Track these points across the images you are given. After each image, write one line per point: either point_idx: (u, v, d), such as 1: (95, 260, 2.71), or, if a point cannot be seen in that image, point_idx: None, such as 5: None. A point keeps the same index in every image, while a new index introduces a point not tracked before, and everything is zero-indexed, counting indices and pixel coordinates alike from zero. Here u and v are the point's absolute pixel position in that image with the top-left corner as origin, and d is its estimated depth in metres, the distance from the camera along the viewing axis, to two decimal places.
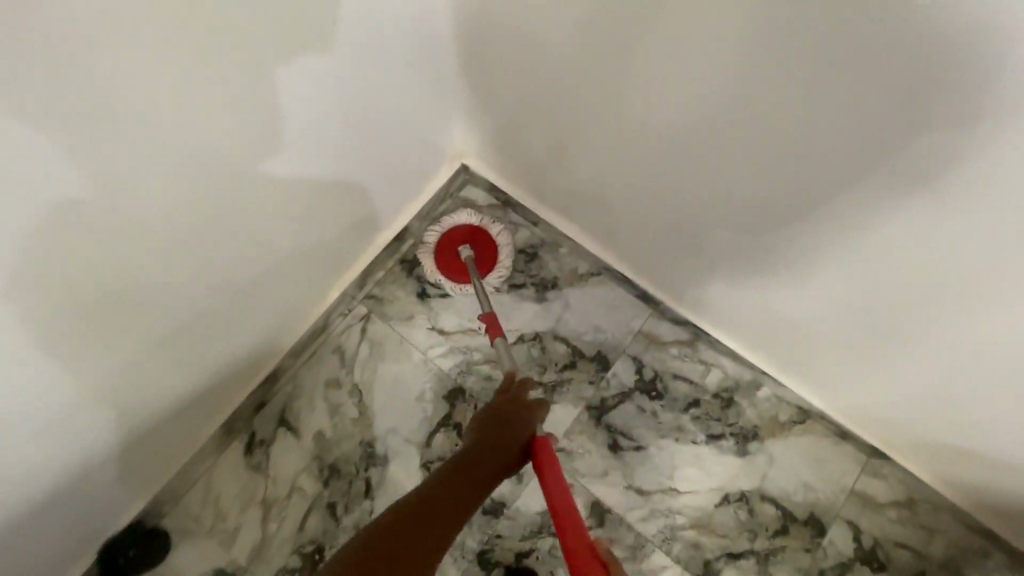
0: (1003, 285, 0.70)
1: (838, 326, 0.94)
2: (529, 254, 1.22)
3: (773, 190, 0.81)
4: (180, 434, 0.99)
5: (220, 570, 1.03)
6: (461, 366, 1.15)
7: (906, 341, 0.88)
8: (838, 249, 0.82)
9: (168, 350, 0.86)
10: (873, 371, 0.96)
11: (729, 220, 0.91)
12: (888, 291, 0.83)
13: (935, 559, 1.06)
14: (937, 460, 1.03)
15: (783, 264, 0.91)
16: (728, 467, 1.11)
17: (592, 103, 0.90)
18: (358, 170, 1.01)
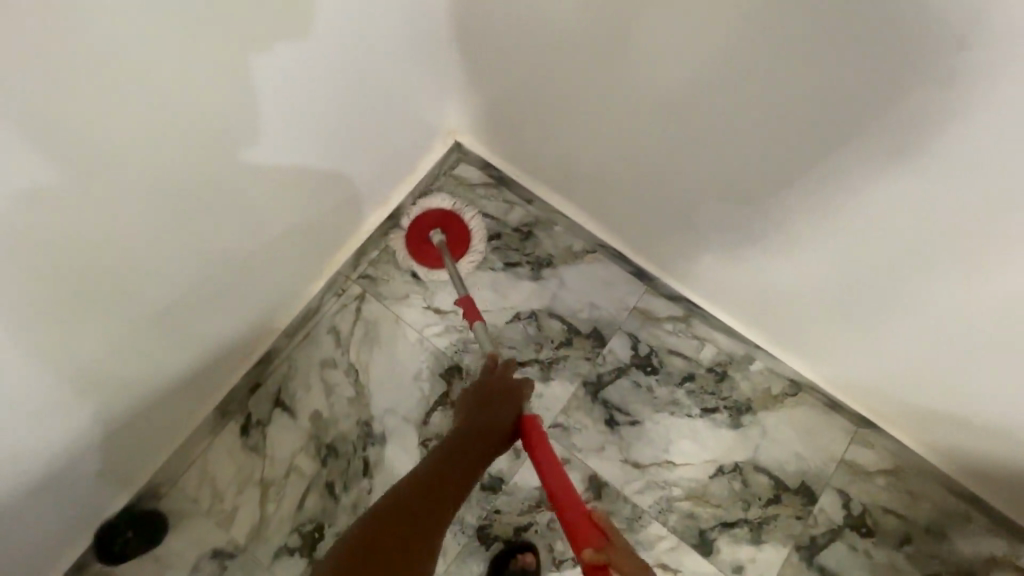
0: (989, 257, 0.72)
1: (833, 300, 0.95)
2: (524, 232, 1.22)
3: (766, 166, 0.81)
4: (172, 418, 0.98)
5: (218, 552, 1.02)
6: (457, 345, 1.14)
7: (899, 314, 0.88)
8: (828, 228, 0.83)
9: (158, 333, 0.84)
10: (862, 346, 0.98)
11: (723, 198, 0.92)
12: (881, 264, 0.83)
13: (920, 524, 1.09)
14: (928, 430, 1.04)
15: (781, 240, 0.92)
16: (722, 439, 1.13)
17: (583, 83, 0.90)
18: (347, 155, 1.00)
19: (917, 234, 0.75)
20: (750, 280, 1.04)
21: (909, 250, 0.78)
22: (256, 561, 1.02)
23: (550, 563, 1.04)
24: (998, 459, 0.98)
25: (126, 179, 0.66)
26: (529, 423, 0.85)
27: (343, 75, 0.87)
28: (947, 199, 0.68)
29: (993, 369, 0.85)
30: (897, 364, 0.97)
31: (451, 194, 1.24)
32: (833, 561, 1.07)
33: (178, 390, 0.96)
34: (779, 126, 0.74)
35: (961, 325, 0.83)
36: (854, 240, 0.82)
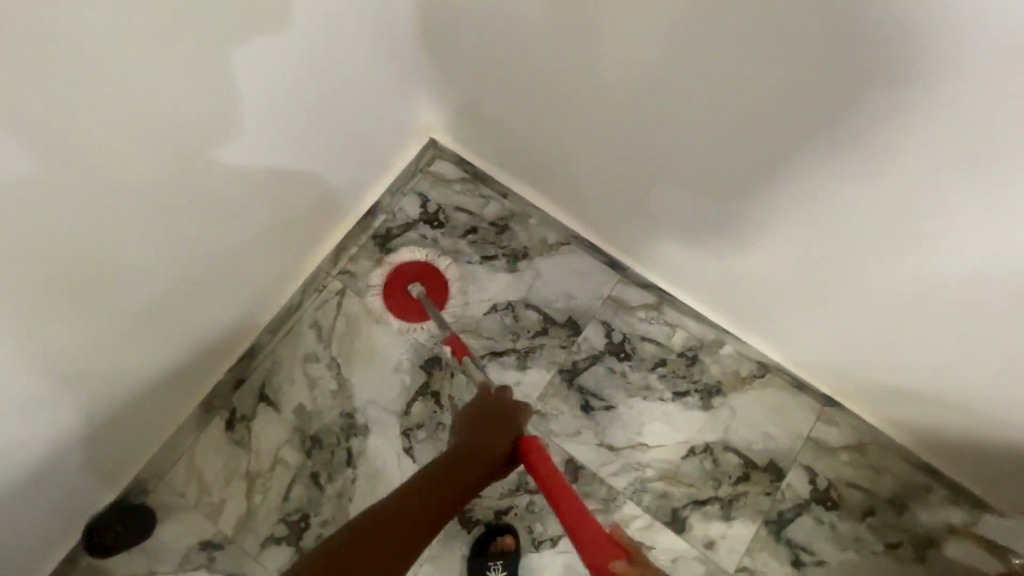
0: (929, 235, 0.76)
1: (793, 282, 0.99)
2: (499, 226, 1.25)
3: (724, 155, 0.85)
4: (158, 412, 1.01)
5: (207, 543, 1.05)
6: (436, 337, 1.18)
7: (855, 293, 0.93)
8: (784, 212, 0.88)
9: (141, 328, 0.87)
10: (821, 325, 1.03)
11: (687, 187, 0.96)
12: (835, 244, 0.87)
13: (883, 496, 1.14)
14: (888, 406, 1.09)
15: (742, 227, 0.96)
16: (693, 421, 1.18)
17: (551, 76, 0.93)
18: (323, 152, 1.02)
19: (865, 214, 0.79)
20: (716, 265, 1.08)
21: (861, 229, 0.82)
22: (244, 551, 1.05)
23: (529, 544, 1.08)
24: (951, 430, 1.03)
25: (104, 174, 0.68)
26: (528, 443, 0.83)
27: (315, 73, 0.90)
28: (891, 182, 0.72)
29: (941, 343, 0.90)
30: (853, 341, 1.02)
31: (427, 190, 1.27)
32: (799, 534, 1.12)
33: (164, 384, 0.98)
34: (735, 112, 0.78)
35: (910, 300, 0.88)
36: (810, 222, 0.86)
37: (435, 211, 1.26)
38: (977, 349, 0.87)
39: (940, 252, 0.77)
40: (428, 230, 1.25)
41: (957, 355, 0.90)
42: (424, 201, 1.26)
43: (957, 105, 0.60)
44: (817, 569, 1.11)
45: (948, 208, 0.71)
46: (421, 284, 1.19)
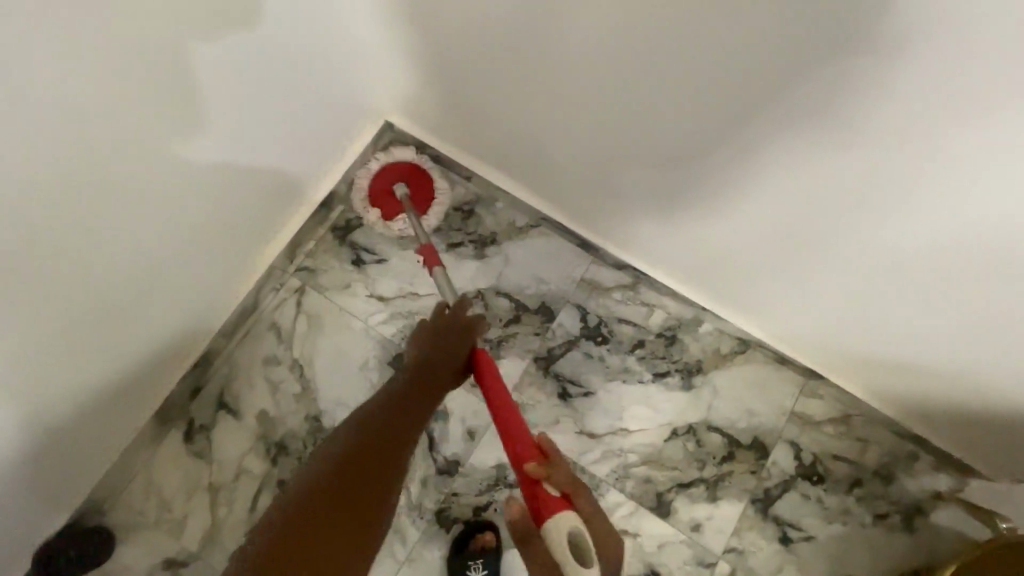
0: (911, 199, 0.72)
1: (769, 254, 0.95)
2: (465, 211, 1.20)
3: (694, 126, 0.80)
4: (107, 431, 0.94)
5: (172, 561, 1.00)
6: (404, 331, 1.12)
7: (834, 263, 0.89)
8: (756, 181, 0.83)
9: (80, 345, 0.80)
10: (802, 298, 0.99)
11: (656, 161, 0.91)
12: (810, 212, 0.83)
13: (869, 467, 1.12)
14: (872, 378, 1.07)
15: (715, 198, 0.91)
16: (675, 403, 1.14)
17: (508, 52, 0.87)
18: (268, 144, 0.95)
19: (842, 180, 0.75)
20: (691, 242, 1.03)
21: (837, 196, 0.78)
22: (212, 567, 1.00)
23: (511, 540, 1.05)
24: (938, 399, 1.00)
25: (18, 185, 0.61)
26: (478, 355, 0.87)
27: (253, 56, 0.82)
28: (874, 145, 0.68)
29: (924, 310, 0.87)
30: (835, 313, 0.98)
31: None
32: (787, 511, 1.10)
33: (115, 402, 0.92)
34: (703, 79, 0.72)
35: (891, 268, 0.84)
36: (783, 190, 0.82)
37: None
38: (961, 317, 0.84)
39: (922, 217, 0.73)
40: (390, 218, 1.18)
41: (942, 324, 0.87)
42: None
43: (942, 65, 0.56)
44: (806, 545, 1.09)
45: (930, 172, 0.67)
46: (409, 183, 1.12)
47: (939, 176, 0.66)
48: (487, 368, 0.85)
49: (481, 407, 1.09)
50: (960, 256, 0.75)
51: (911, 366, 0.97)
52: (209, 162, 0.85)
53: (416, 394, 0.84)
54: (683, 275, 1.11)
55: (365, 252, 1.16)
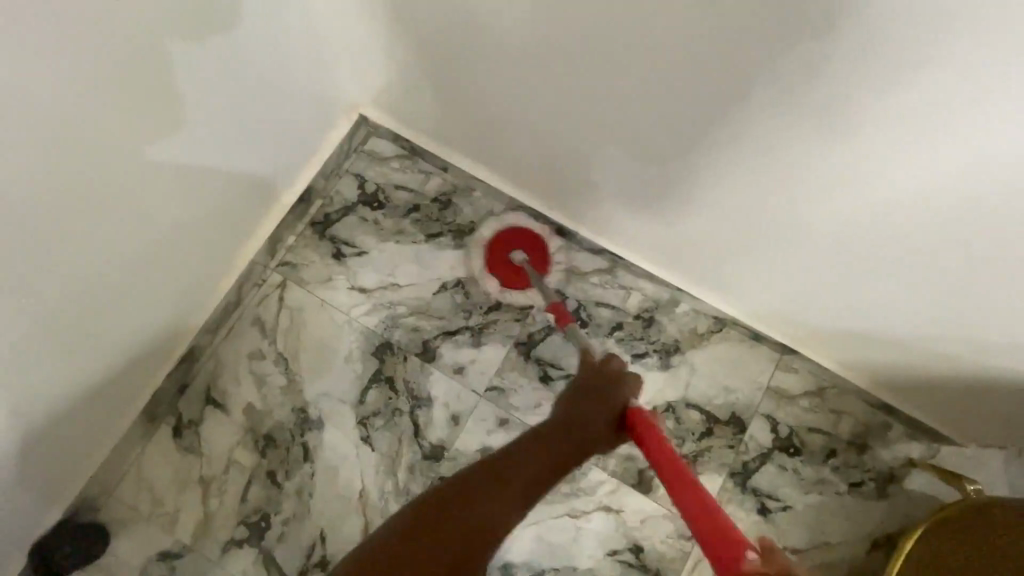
0: (866, 163, 0.75)
1: (736, 231, 0.98)
2: (443, 201, 1.21)
3: (659, 107, 0.83)
4: (99, 423, 0.97)
5: (166, 553, 1.03)
6: (386, 322, 1.15)
7: (797, 236, 0.92)
8: (720, 156, 0.86)
9: (67, 342, 0.82)
10: (773, 274, 1.02)
11: (622, 143, 0.93)
12: (772, 188, 0.86)
13: (843, 437, 1.15)
14: (845, 350, 1.09)
15: (682, 176, 0.93)
16: (654, 383, 1.17)
17: (476, 41, 0.89)
18: (243, 139, 0.96)
19: (802, 150, 0.77)
20: (663, 224, 1.06)
21: (798, 168, 0.81)
22: (205, 558, 1.03)
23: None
24: (908, 368, 1.03)
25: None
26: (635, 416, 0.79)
27: (222, 49, 0.83)
28: (828, 109, 0.70)
29: (887, 279, 0.90)
30: (804, 287, 1.01)
31: (364, 170, 1.22)
32: (764, 483, 1.14)
33: (104, 398, 0.95)
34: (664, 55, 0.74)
35: (852, 238, 0.87)
36: (745, 166, 0.85)
37: (374, 191, 1.21)
38: (921, 282, 0.87)
39: (877, 182, 0.76)
40: (369, 212, 1.20)
41: (905, 291, 0.90)
42: (362, 181, 1.21)
43: (890, 24, 0.59)
44: (782, 515, 1.13)
45: (883, 134, 0.69)
46: (528, 250, 1.20)
47: (895, 137, 0.69)
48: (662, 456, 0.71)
49: (464, 392, 1.13)
50: (916, 219, 0.78)
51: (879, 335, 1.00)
52: (182, 161, 0.86)
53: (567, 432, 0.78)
54: (658, 256, 1.14)
55: (346, 245, 1.18)
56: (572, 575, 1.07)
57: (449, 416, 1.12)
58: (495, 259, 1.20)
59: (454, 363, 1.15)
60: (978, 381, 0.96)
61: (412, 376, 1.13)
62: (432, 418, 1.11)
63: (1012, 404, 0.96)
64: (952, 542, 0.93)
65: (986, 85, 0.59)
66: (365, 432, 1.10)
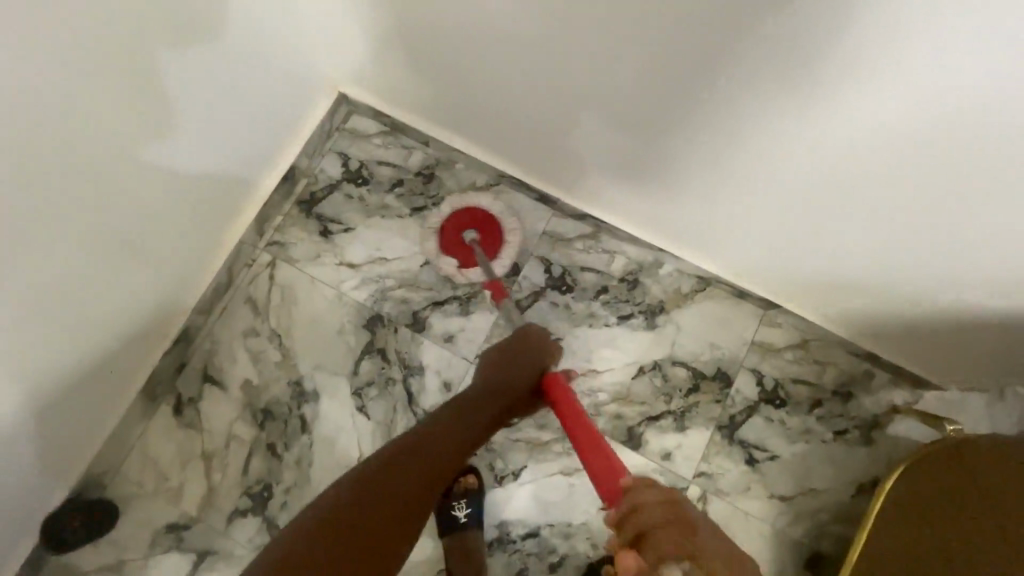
0: (834, 112, 0.76)
1: (713, 188, 0.99)
2: (426, 175, 1.23)
3: (629, 65, 0.84)
4: (99, 403, 1.00)
5: (174, 526, 1.06)
6: (375, 296, 1.17)
7: (772, 189, 0.94)
8: (691, 112, 0.87)
9: (63, 322, 0.85)
10: (751, 229, 1.04)
11: (596, 107, 0.94)
12: (742, 143, 0.88)
13: (827, 386, 1.18)
14: (827, 301, 1.12)
15: (654, 136, 0.95)
16: (641, 342, 1.19)
17: (446, 9, 0.90)
18: (226, 121, 0.98)
19: (766, 102, 0.79)
20: (640, 185, 1.07)
21: (767, 122, 0.82)
22: (211, 528, 1.06)
23: (492, 482, 1.12)
24: (889, 314, 1.06)
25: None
26: (550, 381, 0.92)
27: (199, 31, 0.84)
28: (790, 60, 0.71)
29: (865, 226, 0.91)
30: (783, 240, 1.03)
31: (347, 148, 1.24)
32: (752, 434, 1.17)
33: (103, 376, 0.98)
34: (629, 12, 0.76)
35: (825, 187, 0.88)
36: (716, 122, 0.86)
37: (358, 168, 1.23)
38: (895, 226, 0.88)
39: (844, 130, 0.77)
40: (353, 189, 1.22)
41: (881, 236, 0.91)
42: (346, 159, 1.23)
43: None
44: (771, 464, 1.16)
45: (845, 79, 0.71)
46: (479, 231, 1.17)
47: (856, 80, 0.70)
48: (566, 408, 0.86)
49: (456, 358, 1.14)
50: (883, 164, 0.79)
51: (862, 282, 1.02)
52: (165, 147, 0.88)
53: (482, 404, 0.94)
54: (639, 218, 1.15)
55: (332, 223, 1.20)
56: (567, 530, 1.10)
57: (440, 383, 1.13)
58: (444, 236, 1.16)
59: (446, 331, 1.15)
60: (958, 322, 0.98)
61: (401, 346, 1.15)
62: (425, 386, 1.13)
63: (992, 343, 0.99)
64: (926, 482, 0.97)
65: (939, 22, 0.60)
66: (359, 402, 1.12)
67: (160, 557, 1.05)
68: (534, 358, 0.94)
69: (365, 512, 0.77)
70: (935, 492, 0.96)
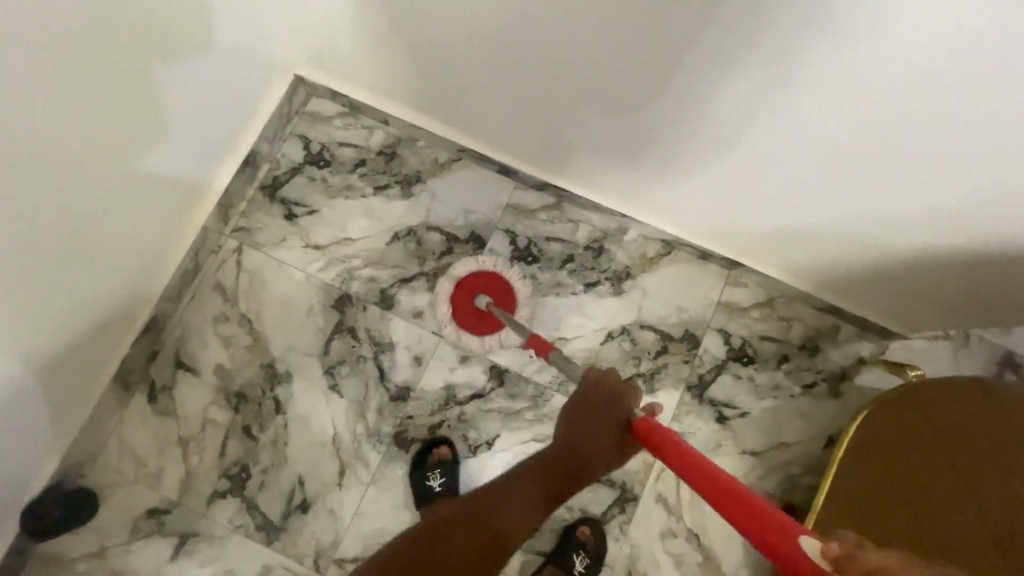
0: (751, 116, 1.01)
1: (695, 164, 1.17)
2: (388, 154, 1.47)
3: (568, 52, 1.05)
4: (76, 383, 1.17)
5: (155, 510, 1.28)
6: (342, 275, 1.42)
7: (701, 172, 1.19)
8: (650, 96, 1.06)
9: (85, 302, 1.09)
10: (727, 199, 1.23)
11: (575, 95, 1.14)
12: (719, 108, 1.02)
13: (793, 341, 1.43)
14: (780, 256, 1.34)
15: (624, 118, 1.15)
16: (607, 306, 1.44)
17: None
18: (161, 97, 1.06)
19: (704, 98, 1.01)
20: (638, 155, 1.23)
21: (742, 108, 0.99)
22: (191, 509, 1.29)
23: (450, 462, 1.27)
24: (827, 267, 1.30)
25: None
26: (645, 425, 0.88)
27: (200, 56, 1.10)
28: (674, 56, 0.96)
29: (789, 199, 1.16)
30: (753, 208, 1.22)
31: (308, 134, 1.47)
32: (721, 393, 1.41)
33: (58, 362, 1.09)
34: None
35: (802, 158, 1.05)
36: (667, 113, 1.08)
37: (320, 151, 1.46)
38: (857, 193, 1.08)
39: (759, 127, 1.03)
40: (315, 171, 1.46)
41: (830, 206, 1.13)
42: (309, 143, 1.47)
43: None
44: (740, 420, 1.41)
45: (814, 61, 0.86)
46: (490, 293, 1.37)
47: (838, 65, 0.86)
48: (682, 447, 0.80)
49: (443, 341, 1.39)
50: (780, 140, 1.03)
51: (807, 243, 1.25)
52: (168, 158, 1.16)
53: (579, 452, 0.98)
54: (622, 193, 1.36)
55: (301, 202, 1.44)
56: None
57: (403, 361, 1.39)
58: (458, 298, 1.37)
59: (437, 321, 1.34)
60: (878, 265, 1.22)
61: (375, 323, 1.40)
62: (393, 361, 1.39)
63: (902, 282, 1.24)
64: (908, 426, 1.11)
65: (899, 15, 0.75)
66: (335, 373, 1.37)
67: (143, 539, 1.27)
68: (623, 403, 0.95)
69: (440, 561, 0.96)
70: (946, 482, 1.00)
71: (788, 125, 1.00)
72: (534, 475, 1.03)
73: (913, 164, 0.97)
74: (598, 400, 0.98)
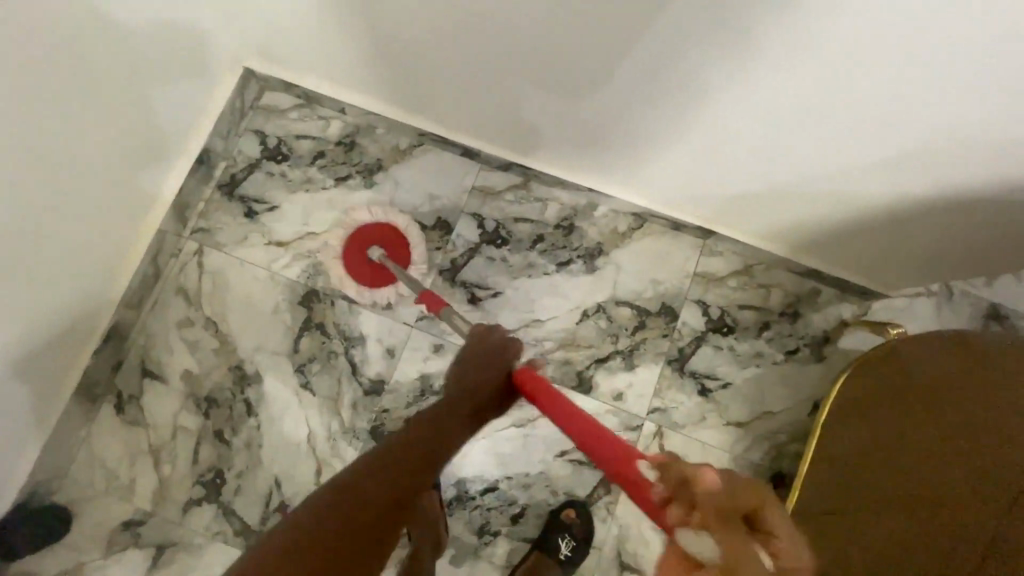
0: (743, 91, 1.05)
1: (688, 136, 1.22)
2: (347, 144, 1.60)
3: (518, 53, 1.15)
4: (46, 393, 1.33)
5: (131, 517, 1.43)
6: (309, 270, 1.55)
7: (688, 145, 1.25)
8: (653, 76, 1.09)
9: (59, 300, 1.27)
10: (719, 170, 1.29)
11: (575, 81, 1.17)
12: (701, 87, 1.08)
13: (772, 306, 1.53)
14: (760, 219, 1.41)
15: (621, 102, 1.19)
16: (584, 288, 1.54)
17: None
18: (111, 103, 1.22)
19: (668, 88, 1.11)
20: (628, 134, 1.28)
21: (703, 93, 1.09)
22: (167, 517, 1.43)
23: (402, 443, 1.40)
24: (806, 234, 1.40)
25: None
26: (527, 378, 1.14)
27: (144, 70, 1.27)
28: (670, 39, 1.00)
29: (776, 168, 1.23)
30: (740, 174, 1.28)
31: (274, 135, 1.61)
32: (702, 363, 1.52)
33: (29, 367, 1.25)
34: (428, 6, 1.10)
35: (786, 129, 1.11)
36: (647, 92, 1.14)
37: (279, 145, 1.61)
38: (847, 162, 1.14)
39: (751, 102, 1.07)
40: (290, 173, 1.60)
41: (814, 169, 1.19)
42: (275, 141, 1.61)
43: None
44: (723, 390, 1.51)
45: (746, 47, 0.96)
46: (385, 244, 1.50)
47: (786, 42, 0.93)
48: (591, 428, 0.93)
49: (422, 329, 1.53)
50: (759, 113, 1.09)
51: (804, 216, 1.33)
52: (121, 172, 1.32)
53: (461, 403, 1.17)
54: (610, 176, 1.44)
55: (262, 202, 1.59)
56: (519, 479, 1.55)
57: (369, 356, 1.51)
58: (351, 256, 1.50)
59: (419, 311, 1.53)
60: (858, 228, 1.31)
61: (347, 314, 1.53)
62: (361, 355, 1.52)
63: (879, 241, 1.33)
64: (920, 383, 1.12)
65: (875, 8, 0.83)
66: (304, 372, 1.51)
67: (120, 552, 1.41)
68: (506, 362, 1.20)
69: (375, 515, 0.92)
70: (959, 428, 1.00)
71: (764, 102, 1.07)
72: (449, 411, 1.15)
73: (893, 110, 0.99)
74: (482, 359, 1.20)
